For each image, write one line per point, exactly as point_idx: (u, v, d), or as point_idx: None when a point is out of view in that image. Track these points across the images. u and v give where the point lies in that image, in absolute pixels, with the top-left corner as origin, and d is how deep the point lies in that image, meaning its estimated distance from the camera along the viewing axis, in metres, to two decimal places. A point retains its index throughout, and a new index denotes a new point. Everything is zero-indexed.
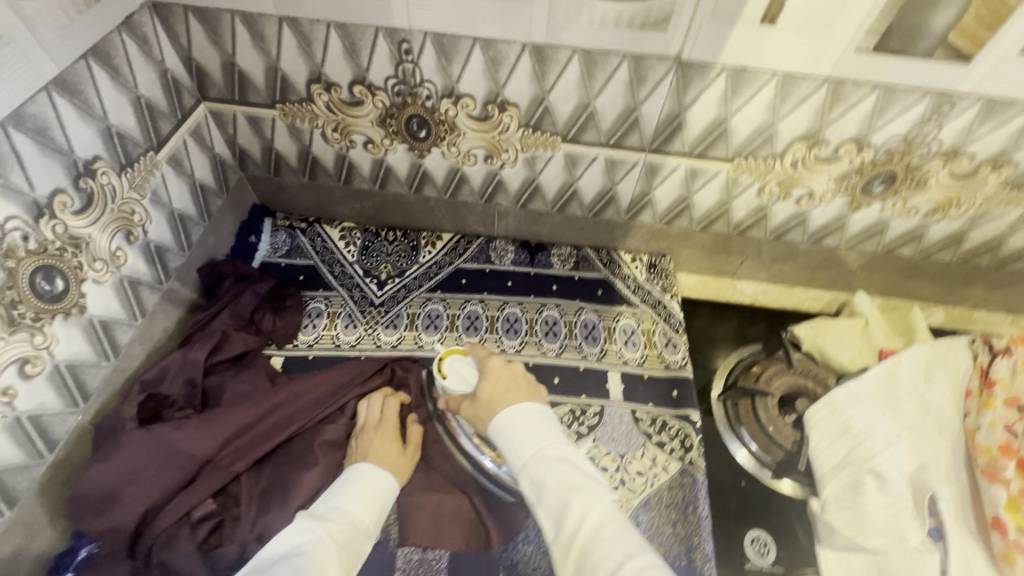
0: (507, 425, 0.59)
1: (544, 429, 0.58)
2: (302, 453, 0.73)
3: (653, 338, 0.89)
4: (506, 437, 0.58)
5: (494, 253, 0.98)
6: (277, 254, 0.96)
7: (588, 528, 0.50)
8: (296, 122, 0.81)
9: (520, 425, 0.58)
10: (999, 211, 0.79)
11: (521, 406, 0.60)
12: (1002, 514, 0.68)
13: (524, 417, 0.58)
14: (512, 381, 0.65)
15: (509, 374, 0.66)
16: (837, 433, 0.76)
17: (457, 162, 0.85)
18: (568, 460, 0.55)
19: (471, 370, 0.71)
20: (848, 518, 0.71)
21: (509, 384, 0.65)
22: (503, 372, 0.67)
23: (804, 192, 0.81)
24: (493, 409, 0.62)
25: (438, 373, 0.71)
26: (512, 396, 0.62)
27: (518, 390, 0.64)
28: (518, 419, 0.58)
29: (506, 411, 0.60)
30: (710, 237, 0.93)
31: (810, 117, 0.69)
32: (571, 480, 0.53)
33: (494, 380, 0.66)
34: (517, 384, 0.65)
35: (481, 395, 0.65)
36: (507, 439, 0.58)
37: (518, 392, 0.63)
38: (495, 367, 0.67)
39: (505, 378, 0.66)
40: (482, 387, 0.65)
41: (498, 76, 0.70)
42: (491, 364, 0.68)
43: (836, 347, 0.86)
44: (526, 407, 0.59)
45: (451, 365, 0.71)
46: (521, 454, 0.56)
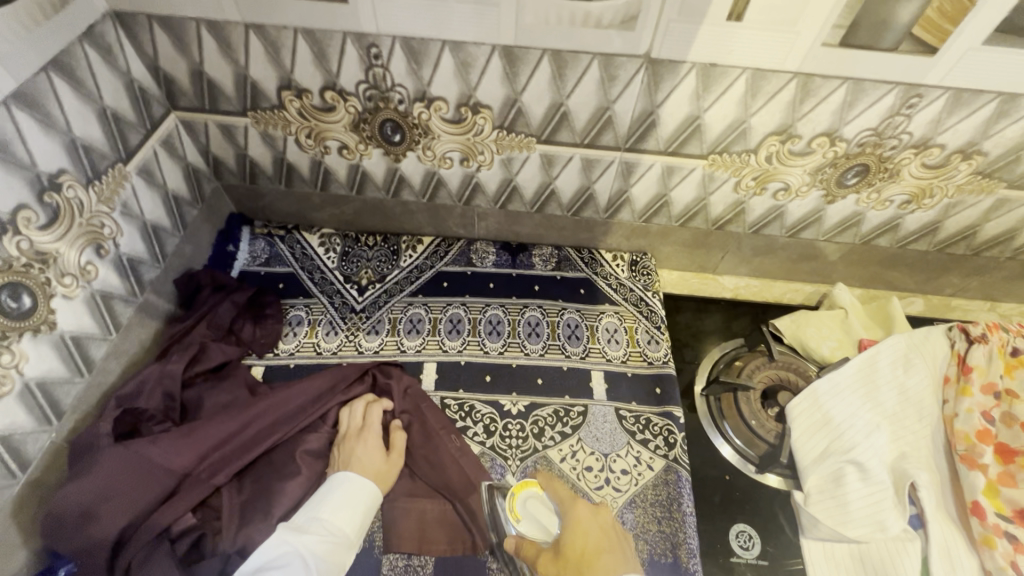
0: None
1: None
2: (283, 463, 0.72)
3: (635, 336, 0.89)
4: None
5: (475, 255, 0.98)
6: (255, 263, 0.95)
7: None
8: (269, 129, 0.80)
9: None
10: (973, 200, 0.80)
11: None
12: (981, 499, 0.69)
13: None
14: (603, 537, 0.60)
15: (599, 526, 0.61)
16: (819, 425, 0.76)
17: (434, 166, 0.84)
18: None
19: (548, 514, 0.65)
20: (829, 508, 0.72)
21: (602, 542, 0.59)
22: (593, 522, 0.61)
23: (780, 186, 0.81)
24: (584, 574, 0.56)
25: (512, 514, 0.65)
26: (608, 559, 0.57)
27: (613, 551, 0.58)
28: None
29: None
30: (690, 233, 0.93)
31: (783, 111, 0.69)
32: None
33: (584, 534, 0.60)
34: (609, 544, 0.59)
35: (569, 552, 0.58)
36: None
37: (611, 556, 0.57)
38: (581, 517, 0.62)
39: (597, 532, 0.60)
40: (569, 542, 0.59)
41: (470, 78, 0.70)
42: (577, 512, 0.62)
43: (816, 339, 0.87)
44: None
45: (525, 505, 0.65)
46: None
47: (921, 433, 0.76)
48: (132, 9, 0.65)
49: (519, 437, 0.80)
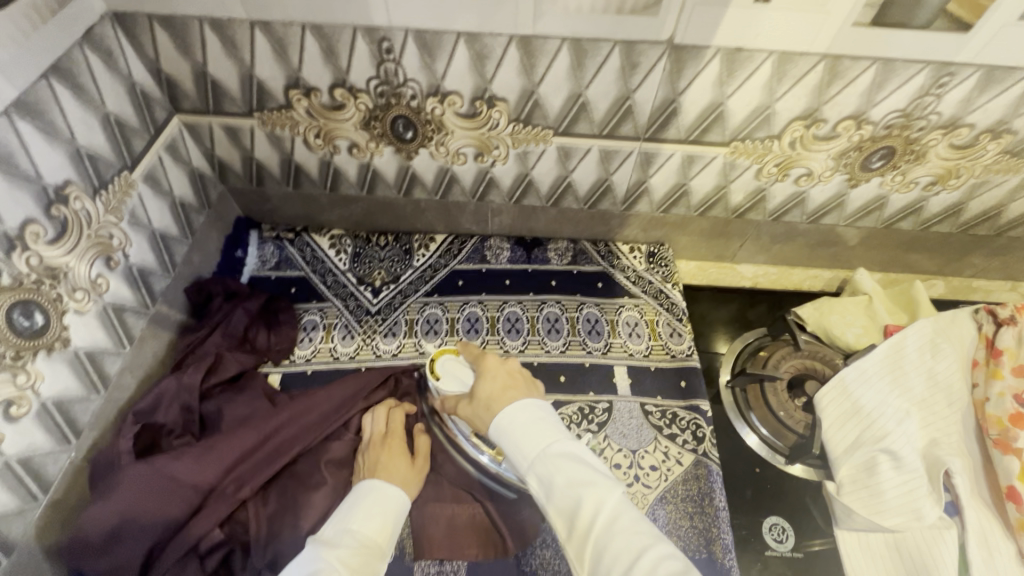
0: (505, 425, 0.54)
1: (543, 425, 0.53)
2: (309, 475, 0.70)
3: (656, 329, 0.88)
4: (504, 440, 0.53)
5: (489, 252, 0.96)
6: (265, 267, 0.93)
7: (603, 522, 0.46)
8: (276, 130, 0.78)
9: (522, 424, 0.53)
10: (1000, 179, 0.78)
11: (513, 405, 0.55)
12: (1016, 484, 0.68)
13: (522, 413, 0.54)
14: (510, 379, 0.60)
15: (508, 371, 0.62)
16: (849, 414, 0.75)
17: (447, 162, 0.82)
18: (571, 453, 0.51)
19: (465, 371, 0.66)
20: (864, 499, 0.71)
21: (507, 381, 0.60)
22: (501, 368, 0.62)
23: (803, 171, 0.79)
24: (492, 409, 0.56)
25: (430, 374, 0.68)
26: (512, 394, 0.57)
27: (515, 388, 0.58)
28: (516, 416, 0.54)
29: (501, 415, 0.55)
30: (708, 223, 0.91)
31: (808, 95, 0.67)
32: (579, 477, 0.49)
33: (490, 377, 0.61)
34: (515, 382, 0.60)
35: (476, 391, 0.60)
36: (506, 438, 0.53)
37: (513, 389, 0.58)
38: (490, 364, 0.63)
39: (502, 373, 0.61)
40: (478, 386, 0.60)
41: (485, 70, 0.67)
42: (486, 361, 0.63)
43: (840, 326, 0.85)
44: (516, 407, 0.55)
45: (443, 364, 0.67)
46: (523, 454, 0.52)
47: (951, 419, 0.75)
48: (132, 10, 0.62)
49: None
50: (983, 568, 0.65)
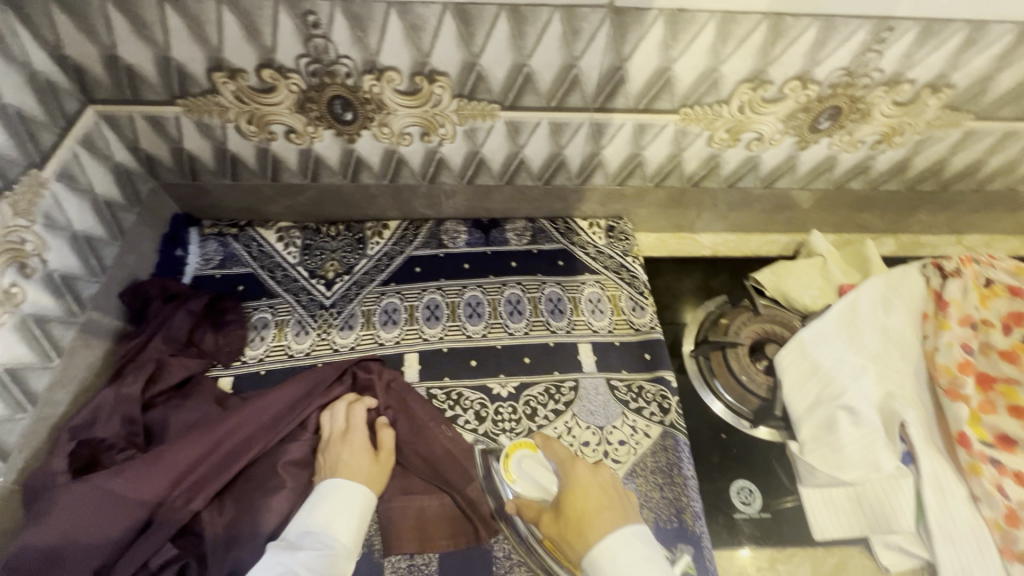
0: (605, 562, 0.52)
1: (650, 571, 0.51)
2: (264, 478, 0.67)
3: (619, 304, 0.87)
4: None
5: (446, 236, 0.93)
6: (208, 266, 0.87)
7: None
8: (203, 117, 0.73)
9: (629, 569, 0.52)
10: (942, 134, 0.80)
11: (610, 536, 0.54)
12: (966, 429, 0.71)
13: (625, 555, 0.52)
14: (603, 495, 0.60)
15: (600, 485, 0.61)
16: (808, 373, 0.77)
17: (392, 144, 0.78)
18: None
19: (543, 471, 0.67)
20: (825, 455, 0.72)
21: (601, 499, 0.59)
22: (591, 480, 0.61)
23: (754, 136, 0.79)
24: (586, 534, 0.56)
25: (507, 475, 0.67)
26: (609, 517, 0.56)
27: (610, 510, 0.57)
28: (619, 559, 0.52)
29: (597, 548, 0.54)
30: (664, 194, 0.90)
31: (753, 56, 0.66)
32: None
33: (582, 491, 0.59)
34: (608, 500, 0.59)
35: (567, 508, 0.59)
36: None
37: (607, 512, 0.57)
38: (580, 474, 0.62)
39: (596, 487, 0.60)
40: (568, 499, 0.59)
41: (421, 43, 0.64)
42: (575, 471, 0.62)
43: (797, 289, 0.87)
44: (614, 541, 0.53)
45: (521, 465, 0.67)
46: None
47: (905, 371, 0.77)
48: None
49: (512, 420, 0.77)
50: (937, 514, 0.67)
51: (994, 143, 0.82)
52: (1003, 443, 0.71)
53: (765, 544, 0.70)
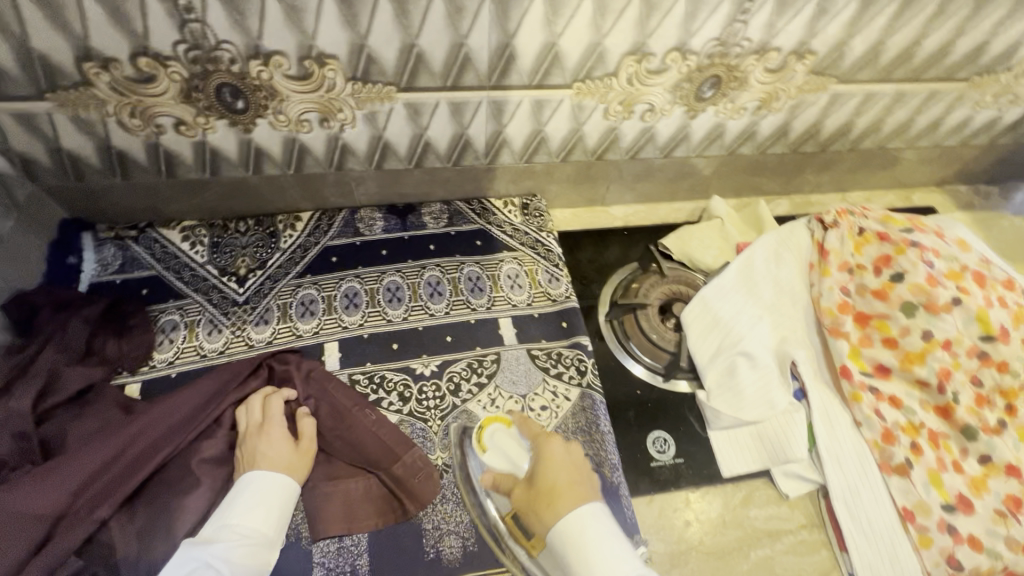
0: (574, 532, 0.56)
1: (618, 545, 0.55)
2: (179, 477, 0.65)
3: (536, 278, 0.90)
4: (568, 552, 0.55)
5: (361, 224, 0.92)
6: (107, 271, 0.83)
7: None
8: (79, 112, 0.69)
9: (596, 541, 0.55)
10: (812, 98, 0.87)
11: (581, 510, 0.57)
12: (847, 362, 0.78)
13: (595, 529, 0.56)
14: (575, 470, 0.63)
15: (572, 460, 0.64)
16: (711, 325, 0.83)
17: (291, 132, 0.77)
18: None
19: (515, 444, 0.69)
20: (728, 398, 0.78)
21: (573, 475, 0.62)
22: (564, 456, 0.64)
23: (646, 107, 0.83)
24: (557, 507, 0.58)
25: (479, 446, 0.70)
26: (579, 494, 0.59)
27: (581, 487, 0.61)
28: (589, 531, 0.56)
29: (567, 520, 0.57)
30: (572, 168, 0.94)
31: (632, 29, 0.70)
32: None
33: (556, 467, 0.62)
34: (579, 477, 0.62)
35: (540, 482, 0.61)
36: (576, 550, 0.55)
37: (578, 489, 0.60)
38: (554, 453, 0.64)
39: (569, 464, 0.63)
40: (541, 473, 0.62)
41: (304, 25, 0.63)
42: (550, 449, 0.64)
43: (700, 250, 0.94)
44: (586, 514, 0.57)
45: (493, 437, 0.70)
46: None
47: (795, 316, 0.84)
48: None
49: (436, 397, 0.78)
50: (825, 440, 0.74)
51: (858, 105, 0.91)
52: (879, 372, 0.78)
53: (680, 486, 0.76)
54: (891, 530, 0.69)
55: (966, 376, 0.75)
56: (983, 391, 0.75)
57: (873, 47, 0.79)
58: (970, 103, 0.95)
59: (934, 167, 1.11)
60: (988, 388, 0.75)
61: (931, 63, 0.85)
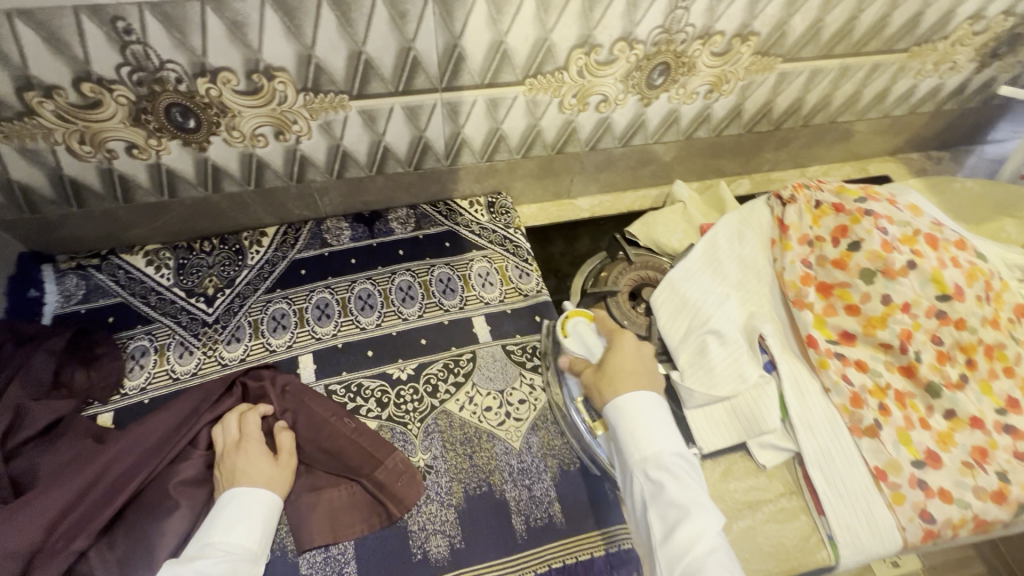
0: (627, 409, 0.64)
1: (664, 425, 0.63)
2: (157, 502, 0.64)
3: (507, 274, 0.91)
4: (620, 424, 0.64)
5: (329, 234, 0.92)
6: (71, 302, 0.81)
7: (700, 550, 0.54)
8: (27, 143, 0.68)
9: (644, 420, 0.63)
10: (761, 78, 0.90)
11: (639, 392, 0.65)
12: (813, 331, 0.79)
13: (648, 409, 0.64)
14: (639, 361, 0.69)
15: (640, 353, 0.71)
16: (679, 307, 0.85)
17: (247, 147, 0.77)
18: (683, 467, 0.60)
19: (592, 336, 0.76)
20: (701, 377, 0.79)
21: (637, 366, 0.69)
22: (633, 351, 0.70)
23: (600, 98, 0.85)
24: (616, 386, 0.66)
25: (560, 329, 0.77)
26: (638, 379, 0.67)
27: (643, 375, 0.68)
28: (641, 410, 0.64)
29: (623, 397, 0.65)
30: (534, 163, 0.95)
31: (577, 22, 0.71)
32: (692, 498, 0.58)
33: (628, 356, 0.69)
34: (643, 367, 0.69)
35: (608, 365, 0.69)
36: (627, 423, 0.63)
37: (638, 376, 0.67)
38: (625, 345, 0.71)
39: (636, 356, 0.70)
40: (609, 360, 0.70)
41: (248, 39, 0.63)
42: (622, 342, 0.71)
43: (665, 235, 0.96)
44: (641, 396, 0.65)
45: (575, 326, 0.77)
46: (640, 451, 0.62)
47: (762, 292, 0.87)
48: None
49: (414, 400, 0.78)
50: (796, 408, 0.76)
51: (806, 82, 0.93)
52: (845, 338, 0.80)
53: None
54: (864, 490, 0.70)
55: (927, 335, 0.77)
56: (944, 348, 0.77)
57: (814, 25, 0.82)
58: (912, 73, 0.98)
59: (884, 137, 1.15)
60: (949, 345, 0.77)
61: (871, 36, 0.87)
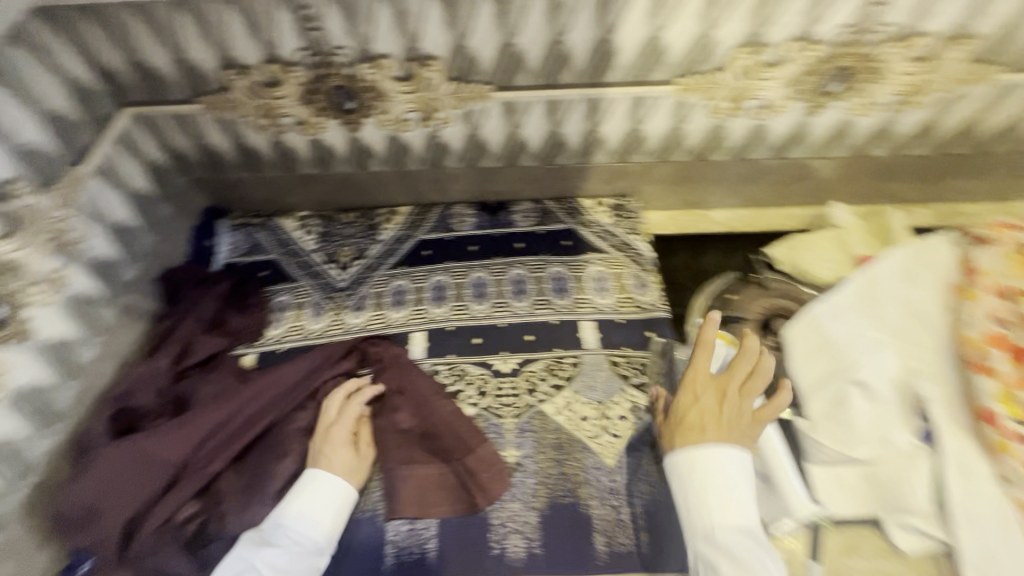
0: (686, 469, 0.58)
1: (727, 495, 0.56)
2: (277, 442, 0.72)
3: (623, 282, 0.87)
4: (679, 485, 0.58)
5: (453, 220, 0.95)
6: (236, 253, 0.93)
7: None
8: (221, 113, 0.79)
9: (701, 487, 0.56)
10: (970, 90, 0.74)
11: (701, 449, 0.58)
12: (996, 405, 0.64)
13: (710, 474, 0.56)
14: (710, 410, 0.60)
15: (716, 397, 0.61)
16: (820, 348, 0.74)
17: (395, 130, 0.82)
18: (746, 548, 0.53)
19: (725, 357, 0.70)
20: (834, 431, 0.69)
21: (708, 415, 0.60)
22: (703, 397, 0.61)
23: (758, 103, 0.77)
24: (676, 439, 0.60)
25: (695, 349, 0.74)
26: (704, 435, 0.59)
27: (712, 426, 0.59)
28: (700, 474, 0.57)
29: (685, 454, 0.58)
30: (671, 168, 0.90)
31: (748, 18, 0.65)
32: None
33: (697, 404, 0.61)
34: (713, 416, 0.60)
35: (676, 413, 0.62)
36: (686, 486, 0.57)
37: (706, 428, 0.59)
38: (695, 391, 0.62)
39: (708, 404, 0.61)
40: (678, 407, 0.62)
41: (410, 28, 0.67)
42: (695, 386, 0.63)
43: (813, 262, 0.86)
44: (702, 456, 0.57)
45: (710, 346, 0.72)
46: (697, 523, 0.56)
47: (931, 345, 0.71)
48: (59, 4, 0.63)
49: (512, 395, 0.78)
50: (961, 494, 0.62)
51: None
52: None
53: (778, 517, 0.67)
54: None
55: None
56: None
57: None
58: None
59: None
60: None
61: None
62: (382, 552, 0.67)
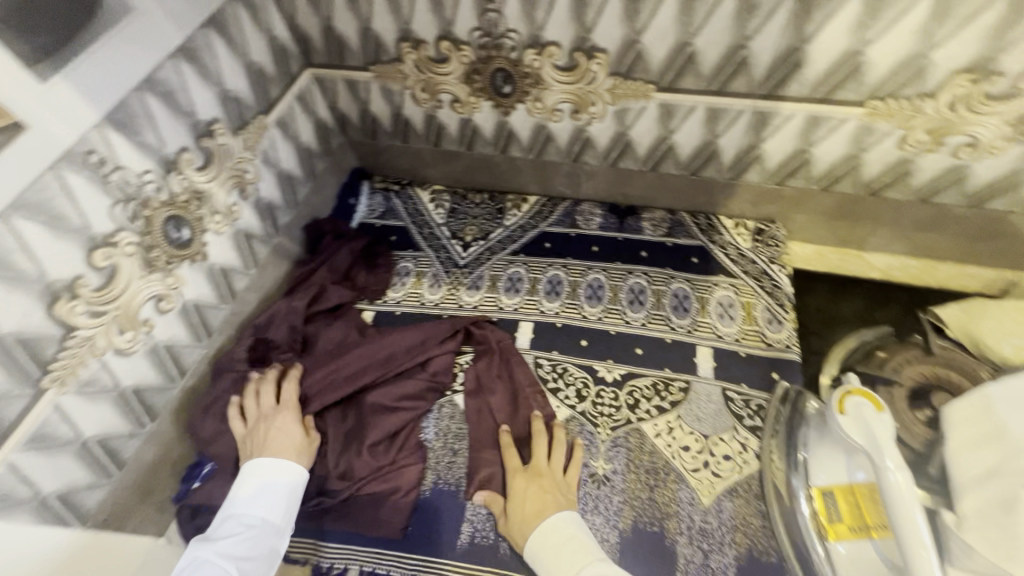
0: (540, 535, 0.61)
1: (580, 544, 0.59)
2: (382, 401, 0.76)
3: (753, 313, 0.80)
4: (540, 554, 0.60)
5: (580, 217, 0.93)
6: (372, 215, 0.99)
7: None
8: (388, 83, 0.84)
9: (556, 541, 0.60)
10: None
11: (551, 518, 0.62)
12: None
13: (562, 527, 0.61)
14: (541, 495, 0.65)
15: (538, 488, 0.66)
16: (989, 437, 0.56)
17: (543, 119, 0.82)
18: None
19: (876, 428, 0.58)
20: (994, 540, 0.50)
21: (520, 504, 0.65)
22: (529, 488, 0.66)
23: (965, 140, 0.67)
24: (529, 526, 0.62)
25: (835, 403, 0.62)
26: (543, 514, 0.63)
27: (549, 506, 0.64)
28: (557, 529, 0.61)
29: (543, 525, 0.62)
30: (834, 199, 0.80)
31: (979, 40, 0.57)
32: None
33: (529, 496, 0.65)
34: (547, 500, 0.65)
35: (513, 505, 0.65)
36: (547, 549, 0.60)
37: (548, 508, 0.64)
38: (516, 488, 0.66)
39: (533, 493, 0.66)
40: (518, 504, 0.65)
41: (586, 18, 0.66)
42: (522, 478, 0.67)
43: (995, 336, 0.72)
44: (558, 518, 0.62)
45: (857, 407, 0.60)
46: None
47: None
48: None
49: (612, 407, 0.75)
50: None
51: None
52: None
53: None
54: None
55: None
56: None
57: None
58: None
59: None
60: None
61: None
62: (459, 529, 0.68)
